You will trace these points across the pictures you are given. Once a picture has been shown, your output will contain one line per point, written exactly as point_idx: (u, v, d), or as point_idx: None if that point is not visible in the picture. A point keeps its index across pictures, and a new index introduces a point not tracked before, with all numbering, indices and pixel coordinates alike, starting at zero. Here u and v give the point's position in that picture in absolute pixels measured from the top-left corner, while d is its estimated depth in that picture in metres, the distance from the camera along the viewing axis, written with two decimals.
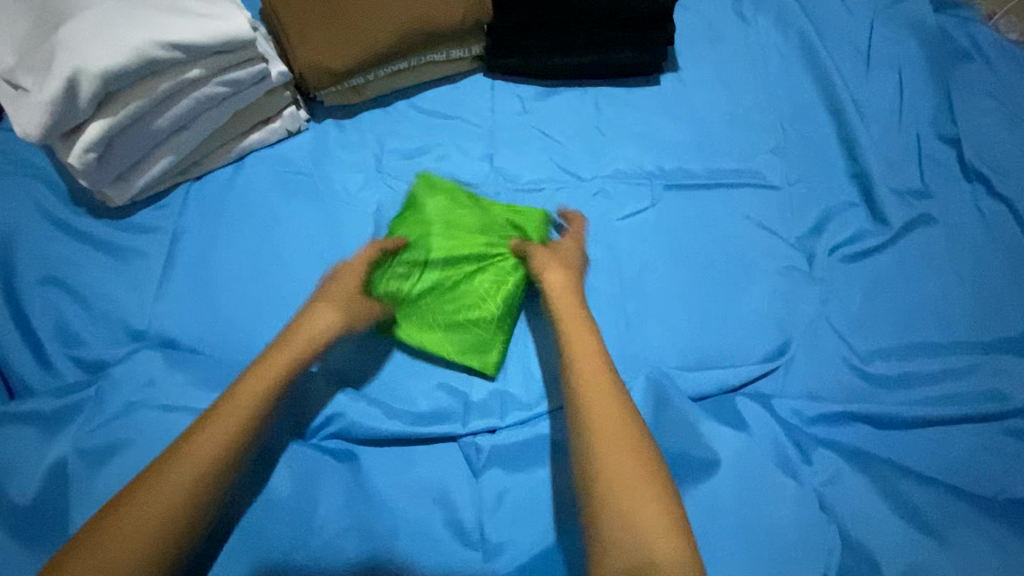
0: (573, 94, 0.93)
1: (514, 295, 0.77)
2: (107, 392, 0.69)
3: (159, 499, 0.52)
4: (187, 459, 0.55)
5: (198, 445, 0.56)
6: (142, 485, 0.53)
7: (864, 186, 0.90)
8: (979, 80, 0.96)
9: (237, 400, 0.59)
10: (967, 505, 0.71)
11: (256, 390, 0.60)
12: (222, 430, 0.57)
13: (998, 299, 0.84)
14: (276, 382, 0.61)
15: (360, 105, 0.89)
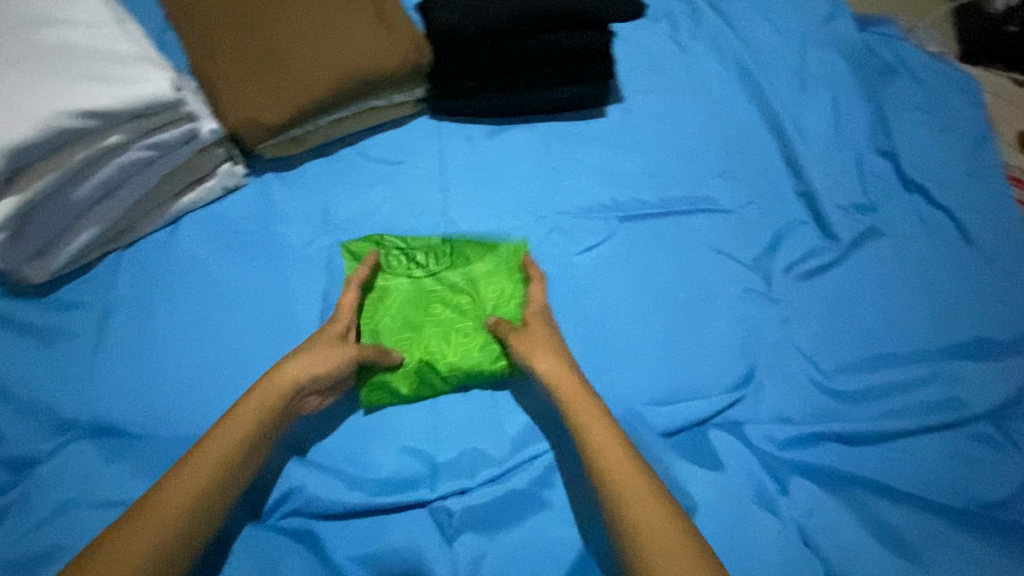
0: (522, 131, 0.92)
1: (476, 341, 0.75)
2: (35, 495, 0.62)
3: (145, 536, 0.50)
4: (177, 488, 0.53)
5: (182, 486, 0.53)
6: (126, 521, 0.51)
7: (811, 204, 0.91)
8: (907, 93, 1.00)
9: (232, 428, 0.58)
10: (940, 519, 0.71)
11: (214, 459, 0.56)
12: (158, 527, 0.51)
13: (950, 306, 0.86)
14: (274, 409, 0.61)
15: (302, 156, 0.85)
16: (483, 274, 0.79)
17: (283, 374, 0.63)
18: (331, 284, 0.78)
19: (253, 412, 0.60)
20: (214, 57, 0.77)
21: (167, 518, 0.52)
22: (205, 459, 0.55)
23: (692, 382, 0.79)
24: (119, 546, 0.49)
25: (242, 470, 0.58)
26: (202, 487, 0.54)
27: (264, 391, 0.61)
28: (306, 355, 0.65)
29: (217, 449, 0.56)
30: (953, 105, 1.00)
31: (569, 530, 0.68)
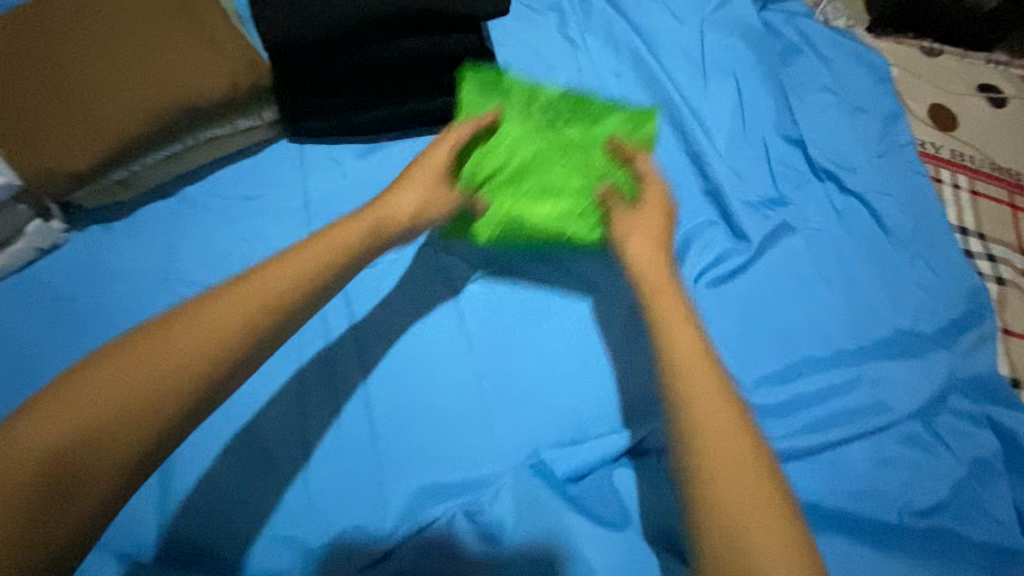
0: (399, 148, 0.81)
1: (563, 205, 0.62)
2: None
3: (86, 401, 0.33)
4: (134, 353, 0.35)
5: (140, 351, 0.35)
6: (82, 373, 0.34)
7: (719, 202, 0.84)
8: (813, 74, 0.94)
9: (223, 304, 0.37)
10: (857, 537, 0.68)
11: (189, 336, 0.35)
12: (100, 403, 0.33)
13: (869, 299, 0.80)
14: (283, 289, 0.38)
15: (135, 199, 0.74)
16: (557, 155, 0.63)
17: (303, 248, 0.41)
18: None
19: (323, 264, 0.41)
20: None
21: (160, 370, 0.34)
22: (174, 352, 0.35)
23: (606, 415, 0.70)
24: (57, 425, 0.33)
25: (224, 348, 0.36)
26: (228, 330, 0.36)
27: (285, 267, 0.39)
28: (345, 228, 0.44)
29: (194, 345, 0.35)
30: (859, 82, 0.94)
31: None
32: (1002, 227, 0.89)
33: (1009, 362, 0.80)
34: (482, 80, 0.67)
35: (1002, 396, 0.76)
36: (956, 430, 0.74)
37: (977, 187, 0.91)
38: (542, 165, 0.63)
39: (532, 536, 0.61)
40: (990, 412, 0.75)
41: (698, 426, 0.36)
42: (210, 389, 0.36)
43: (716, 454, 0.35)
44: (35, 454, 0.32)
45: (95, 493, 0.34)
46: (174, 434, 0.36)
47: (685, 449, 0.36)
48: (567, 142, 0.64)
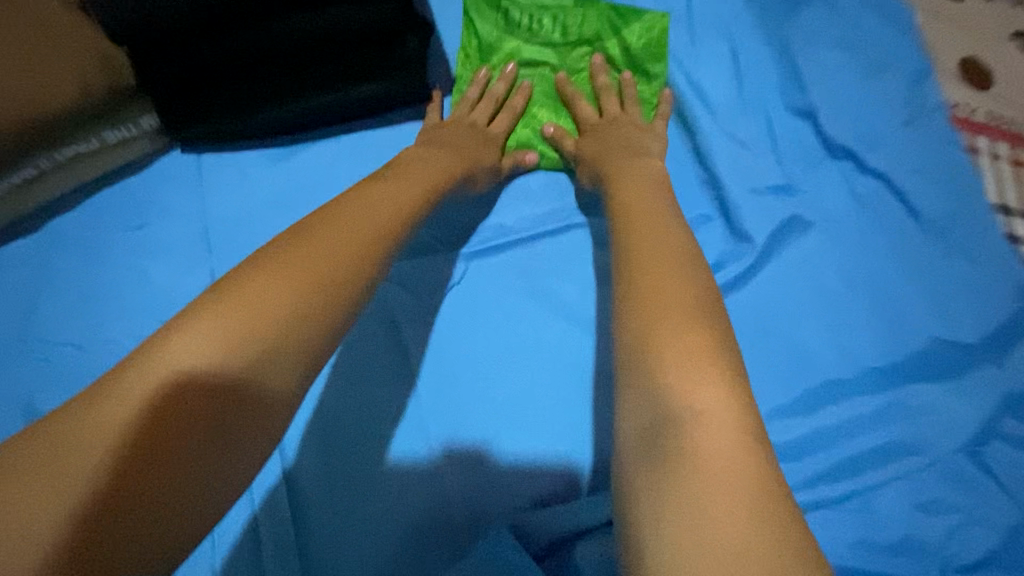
0: (321, 153, 0.65)
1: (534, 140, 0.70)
2: None
3: (245, 317, 0.38)
4: (277, 280, 0.40)
5: (280, 281, 0.40)
6: (225, 299, 0.39)
7: (715, 194, 0.70)
8: (824, 27, 0.78)
9: (327, 242, 0.43)
10: None
11: (308, 266, 0.41)
12: (264, 316, 0.38)
13: (900, 305, 0.67)
14: (374, 235, 0.46)
15: (0, 241, 0.61)
16: (541, 96, 0.70)
17: (366, 199, 0.49)
18: None
19: (326, 255, 0.42)
20: None
21: (242, 327, 0.37)
22: (250, 295, 0.39)
23: (581, 477, 0.58)
24: (143, 378, 0.35)
25: (341, 273, 0.42)
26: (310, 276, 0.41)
27: (329, 222, 0.45)
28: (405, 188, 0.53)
29: (270, 294, 0.39)
30: (881, 35, 0.78)
31: None
32: None
33: None
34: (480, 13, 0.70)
35: None
36: (1009, 463, 0.62)
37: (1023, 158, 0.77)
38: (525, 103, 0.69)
39: None
40: None
41: (646, 318, 0.42)
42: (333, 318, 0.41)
43: (699, 378, 0.38)
44: (205, 365, 0.36)
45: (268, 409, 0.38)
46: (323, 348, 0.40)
47: (629, 341, 0.41)
48: (542, 93, 0.71)
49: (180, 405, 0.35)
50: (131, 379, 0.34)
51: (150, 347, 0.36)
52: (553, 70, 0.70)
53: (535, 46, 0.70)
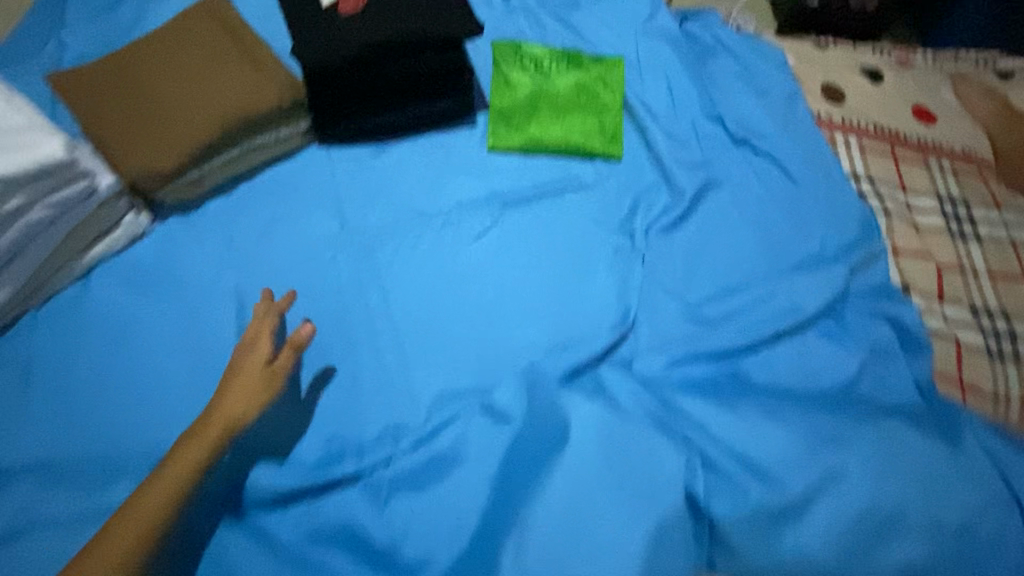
0: (404, 146, 1.03)
1: (543, 134, 1.04)
2: None
3: (166, 480, 0.64)
4: (198, 444, 0.66)
5: (178, 460, 0.65)
6: (162, 474, 0.65)
7: (661, 168, 1.06)
8: (726, 69, 1.19)
9: (230, 408, 0.69)
10: (809, 402, 0.81)
11: (190, 454, 0.66)
12: (166, 485, 0.64)
13: (787, 233, 1.01)
14: (247, 404, 0.70)
15: (202, 197, 0.92)
16: (547, 108, 1.07)
17: (237, 376, 0.72)
18: (243, 302, 0.85)
19: (192, 459, 0.66)
20: (100, 119, 0.85)
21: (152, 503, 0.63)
22: (137, 511, 0.62)
23: (584, 332, 0.89)
24: (120, 528, 0.61)
25: (241, 411, 0.69)
26: (212, 434, 0.67)
27: (233, 391, 0.70)
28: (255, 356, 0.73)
29: (148, 499, 0.63)
30: (765, 72, 1.19)
31: (489, 473, 0.73)
32: (888, 173, 1.12)
33: (900, 274, 1.01)
34: (507, 63, 1.10)
35: (892, 297, 0.97)
36: (859, 324, 0.94)
37: (865, 144, 1.14)
38: (536, 112, 1.06)
39: (534, 415, 0.75)
40: (885, 309, 0.95)
41: None
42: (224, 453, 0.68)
43: None
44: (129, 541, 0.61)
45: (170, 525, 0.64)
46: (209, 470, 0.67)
47: None
48: (547, 106, 1.07)
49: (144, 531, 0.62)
50: (107, 533, 0.61)
51: (133, 502, 0.63)
52: (552, 92, 1.08)
53: (541, 81, 1.09)
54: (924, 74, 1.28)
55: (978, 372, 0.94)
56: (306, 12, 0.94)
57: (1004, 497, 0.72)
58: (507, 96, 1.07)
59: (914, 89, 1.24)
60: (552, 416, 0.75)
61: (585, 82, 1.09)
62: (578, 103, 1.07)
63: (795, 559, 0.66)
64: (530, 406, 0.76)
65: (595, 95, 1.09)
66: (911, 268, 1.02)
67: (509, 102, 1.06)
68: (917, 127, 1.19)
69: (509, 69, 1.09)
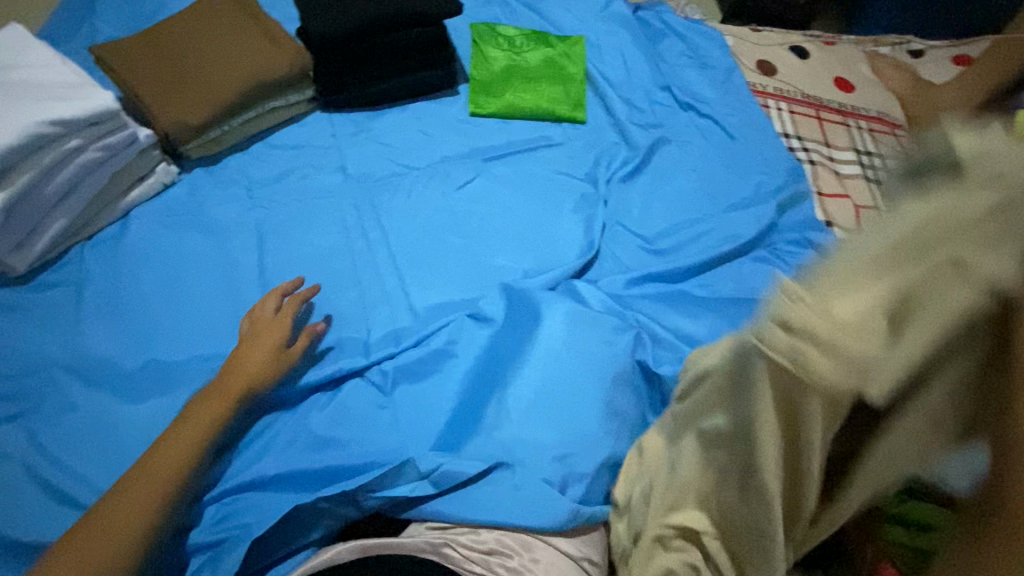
0: (396, 110, 1.17)
1: (515, 100, 1.21)
2: (42, 414, 0.79)
3: (190, 429, 0.73)
4: (218, 400, 0.76)
5: (198, 413, 0.75)
6: (183, 425, 0.73)
7: (620, 129, 1.23)
8: (674, 48, 1.37)
9: (245, 373, 0.78)
10: (742, 308, 0.99)
11: (213, 410, 0.75)
12: (190, 436, 0.72)
13: (728, 180, 1.19)
14: (263, 370, 0.79)
15: (222, 153, 1.06)
16: (519, 79, 1.23)
17: (255, 344, 0.81)
18: (262, 237, 0.98)
19: (212, 413, 0.74)
20: (138, 81, 0.99)
21: (176, 454, 0.71)
22: (162, 457, 0.70)
23: (556, 259, 1.04)
24: (146, 471, 0.69)
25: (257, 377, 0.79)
26: (229, 395, 0.76)
27: (250, 358, 0.80)
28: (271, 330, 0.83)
29: (171, 448, 0.71)
30: (708, 49, 1.37)
31: (479, 362, 0.86)
32: (813, 131, 1.31)
33: (824, 212, 1.19)
34: (483, 42, 1.27)
35: (817, 228, 1.14)
36: (788, 250, 1.11)
37: (794, 109, 1.33)
38: (509, 83, 1.23)
39: (516, 316, 0.89)
40: (810, 237, 1.12)
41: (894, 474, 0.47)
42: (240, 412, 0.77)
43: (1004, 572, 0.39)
44: (156, 485, 0.68)
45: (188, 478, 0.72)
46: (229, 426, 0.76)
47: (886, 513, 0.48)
48: (519, 77, 1.24)
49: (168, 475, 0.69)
50: (133, 474, 0.69)
51: (156, 449, 0.71)
52: (523, 66, 1.25)
53: (514, 57, 1.26)
54: (845, 51, 1.48)
55: None
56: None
57: None
58: (484, 69, 1.23)
59: (835, 65, 1.44)
60: (530, 316, 0.88)
61: (552, 57, 1.27)
62: (546, 75, 1.25)
63: None
64: (512, 309, 0.90)
65: (562, 67, 1.26)
66: (833, 208, 1.20)
67: (486, 74, 1.23)
68: (837, 95, 1.39)
69: (486, 47, 1.26)
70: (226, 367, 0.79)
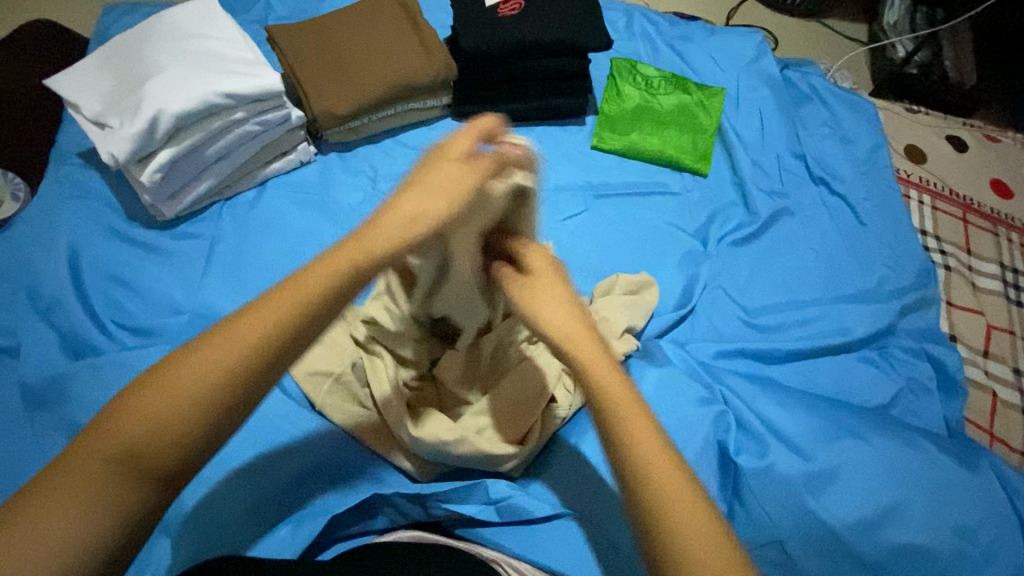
0: (521, 132, 1.19)
1: (639, 140, 1.20)
2: (155, 348, 0.85)
3: (186, 373, 0.44)
4: (204, 358, 0.44)
5: (195, 360, 0.44)
6: (163, 374, 0.44)
7: (742, 190, 1.18)
8: (817, 116, 1.30)
9: (252, 314, 0.46)
10: (847, 414, 0.89)
11: (207, 363, 0.44)
12: (176, 388, 0.44)
13: (848, 264, 1.11)
14: (279, 320, 0.46)
15: (356, 142, 1.13)
16: (647, 121, 1.22)
17: (271, 299, 0.47)
18: None
19: (216, 363, 0.44)
20: (301, 65, 1.07)
21: (173, 401, 0.43)
22: (151, 400, 0.43)
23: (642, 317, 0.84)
24: (131, 410, 0.43)
25: (265, 338, 0.46)
26: (227, 355, 0.45)
27: (260, 309, 0.47)
28: (296, 281, 0.48)
29: (160, 396, 0.43)
30: (853, 122, 1.29)
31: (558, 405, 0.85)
32: (955, 234, 1.20)
33: (950, 324, 1.10)
34: (622, 78, 1.26)
35: (938, 341, 1.04)
36: (902, 357, 1.02)
37: (937, 205, 1.23)
38: (640, 122, 1.22)
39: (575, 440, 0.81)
40: (927, 348, 1.03)
41: None
42: (249, 391, 0.45)
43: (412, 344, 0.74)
44: (135, 437, 0.42)
45: (127, 439, 0.42)
46: (240, 404, 0.45)
47: None
48: (648, 117, 1.22)
49: (167, 443, 0.43)
50: (123, 403, 0.44)
51: (143, 392, 0.44)
52: (654, 108, 1.23)
53: (647, 97, 1.25)
54: (1010, 151, 1.34)
55: (1005, 424, 1.02)
56: (472, 4, 1.13)
57: (1007, 515, 0.82)
58: (615, 105, 1.23)
59: (995, 165, 1.32)
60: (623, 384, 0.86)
61: (686, 104, 1.24)
62: (677, 122, 1.22)
63: (810, 519, 0.79)
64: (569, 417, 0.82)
65: (694, 116, 1.23)
66: (961, 321, 1.10)
67: (615, 110, 1.22)
68: (990, 199, 1.27)
69: (620, 83, 1.25)
70: (199, 347, 0.45)
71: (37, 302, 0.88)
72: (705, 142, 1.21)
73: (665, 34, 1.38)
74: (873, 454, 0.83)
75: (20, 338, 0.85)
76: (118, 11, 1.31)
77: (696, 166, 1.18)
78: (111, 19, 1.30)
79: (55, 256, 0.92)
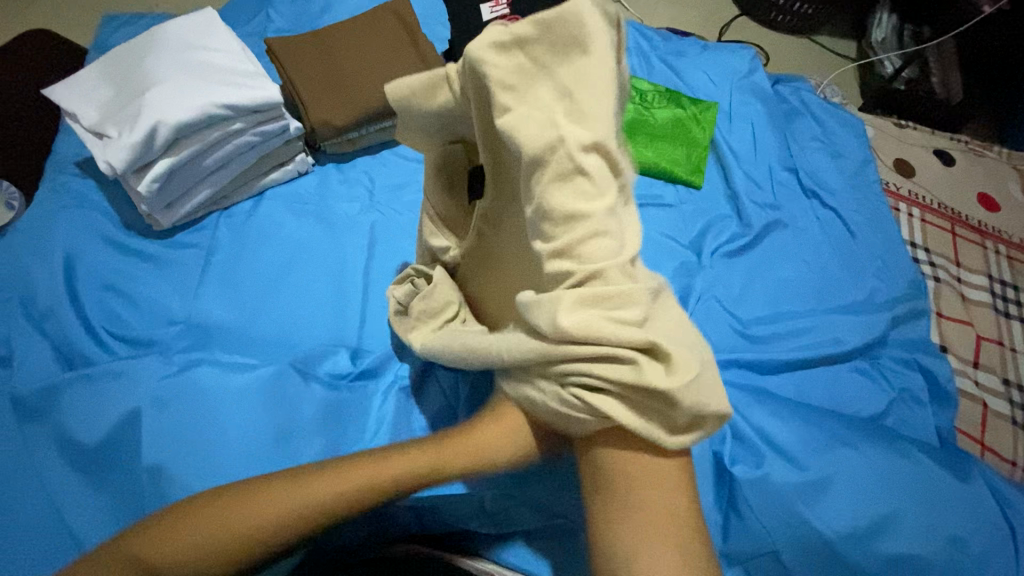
0: None
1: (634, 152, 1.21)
2: (150, 357, 0.85)
3: (271, 502, 0.47)
4: (293, 494, 0.47)
5: (283, 492, 0.48)
6: (259, 490, 0.48)
7: (736, 203, 1.20)
8: (808, 130, 1.33)
9: (350, 472, 0.49)
10: (841, 424, 0.89)
11: (288, 497, 0.47)
12: (258, 512, 0.46)
13: (839, 276, 1.13)
14: (364, 489, 0.49)
15: (354, 153, 1.14)
16: (641, 134, 1.23)
17: (369, 463, 0.50)
18: (373, 239, 1.03)
19: (293, 506, 0.47)
20: (299, 77, 1.08)
21: (243, 526, 0.46)
22: (234, 513, 0.46)
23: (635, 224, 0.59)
24: (213, 512, 0.46)
25: (345, 496, 0.48)
26: (309, 498, 0.47)
27: (356, 467, 0.50)
28: (396, 456, 0.51)
29: (244, 511, 0.46)
30: (843, 136, 1.32)
31: None
32: (943, 246, 1.22)
33: (940, 334, 1.11)
34: None
35: (929, 351, 1.06)
36: (894, 368, 1.03)
37: (926, 217, 1.26)
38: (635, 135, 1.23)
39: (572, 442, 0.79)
40: (918, 358, 1.04)
41: None
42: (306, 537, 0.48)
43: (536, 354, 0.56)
44: (203, 545, 0.45)
45: (193, 541, 0.45)
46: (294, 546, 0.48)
47: None
48: (643, 130, 1.24)
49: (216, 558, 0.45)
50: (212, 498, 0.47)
51: (232, 500, 0.47)
52: (649, 121, 1.25)
53: (642, 110, 1.26)
54: (995, 164, 1.37)
55: (996, 433, 1.03)
56: (469, 18, 1.15)
57: (1000, 524, 0.83)
58: None
59: (981, 179, 1.34)
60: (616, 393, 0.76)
61: (680, 117, 1.26)
62: (671, 135, 1.24)
63: (805, 529, 0.79)
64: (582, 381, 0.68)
65: (688, 130, 1.25)
66: (951, 331, 1.12)
67: None
68: (977, 211, 1.29)
69: None
70: (298, 479, 0.48)
71: (31, 312, 0.88)
72: (699, 155, 1.23)
73: (659, 49, 1.40)
74: (867, 463, 0.84)
75: (13, 348, 0.85)
76: (116, 22, 1.31)
77: (690, 178, 1.20)
78: (110, 30, 1.30)
79: (49, 265, 0.91)
